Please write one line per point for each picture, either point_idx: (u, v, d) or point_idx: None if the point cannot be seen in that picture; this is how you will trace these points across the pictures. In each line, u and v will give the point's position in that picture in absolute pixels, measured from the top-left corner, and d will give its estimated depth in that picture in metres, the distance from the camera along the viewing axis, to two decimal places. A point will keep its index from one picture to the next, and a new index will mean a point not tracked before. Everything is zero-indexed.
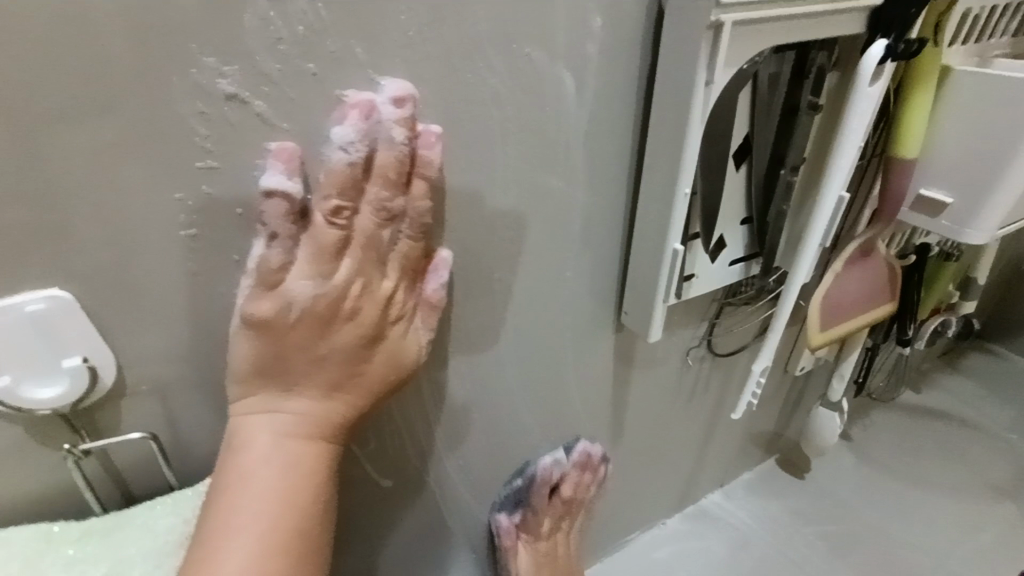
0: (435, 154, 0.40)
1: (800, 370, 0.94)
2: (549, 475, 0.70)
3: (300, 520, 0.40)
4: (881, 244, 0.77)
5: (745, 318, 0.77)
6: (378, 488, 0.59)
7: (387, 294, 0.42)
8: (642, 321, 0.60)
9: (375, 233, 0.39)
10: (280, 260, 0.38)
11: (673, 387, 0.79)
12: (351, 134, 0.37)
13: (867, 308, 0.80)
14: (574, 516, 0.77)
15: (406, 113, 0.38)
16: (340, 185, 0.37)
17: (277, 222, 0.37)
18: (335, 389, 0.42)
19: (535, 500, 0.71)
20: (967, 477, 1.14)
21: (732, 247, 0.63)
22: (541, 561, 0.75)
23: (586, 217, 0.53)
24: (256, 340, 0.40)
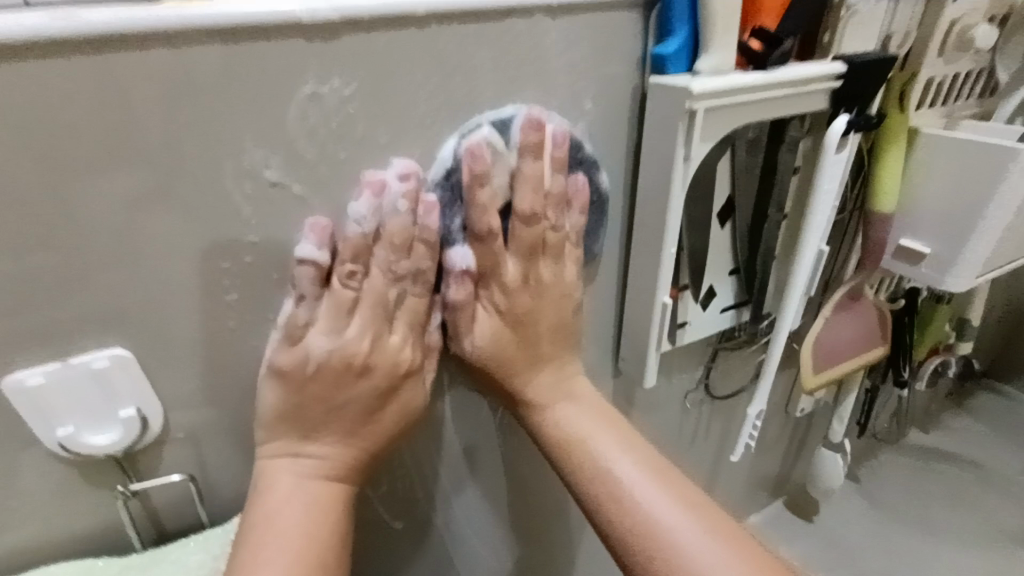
0: (433, 223, 0.44)
1: (801, 412, 0.96)
2: (480, 170, 0.44)
3: (322, 555, 0.42)
4: (869, 289, 0.80)
5: (741, 361, 0.81)
6: (389, 529, 0.62)
7: (395, 349, 0.46)
8: (638, 367, 0.63)
9: (383, 293, 0.44)
10: (305, 318, 0.43)
11: (674, 430, 0.82)
12: (364, 210, 0.42)
13: (859, 350, 0.82)
14: (560, 250, 0.49)
15: (412, 186, 0.43)
16: (353, 250, 0.42)
17: (306, 284, 0.42)
18: (349, 436, 0.46)
19: (475, 215, 0.45)
20: (980, 521, 1.13)
21: (721, 296, 0.67)
22: (517, 332, 0.51)
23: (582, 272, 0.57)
24: (280, 391, 0.44)
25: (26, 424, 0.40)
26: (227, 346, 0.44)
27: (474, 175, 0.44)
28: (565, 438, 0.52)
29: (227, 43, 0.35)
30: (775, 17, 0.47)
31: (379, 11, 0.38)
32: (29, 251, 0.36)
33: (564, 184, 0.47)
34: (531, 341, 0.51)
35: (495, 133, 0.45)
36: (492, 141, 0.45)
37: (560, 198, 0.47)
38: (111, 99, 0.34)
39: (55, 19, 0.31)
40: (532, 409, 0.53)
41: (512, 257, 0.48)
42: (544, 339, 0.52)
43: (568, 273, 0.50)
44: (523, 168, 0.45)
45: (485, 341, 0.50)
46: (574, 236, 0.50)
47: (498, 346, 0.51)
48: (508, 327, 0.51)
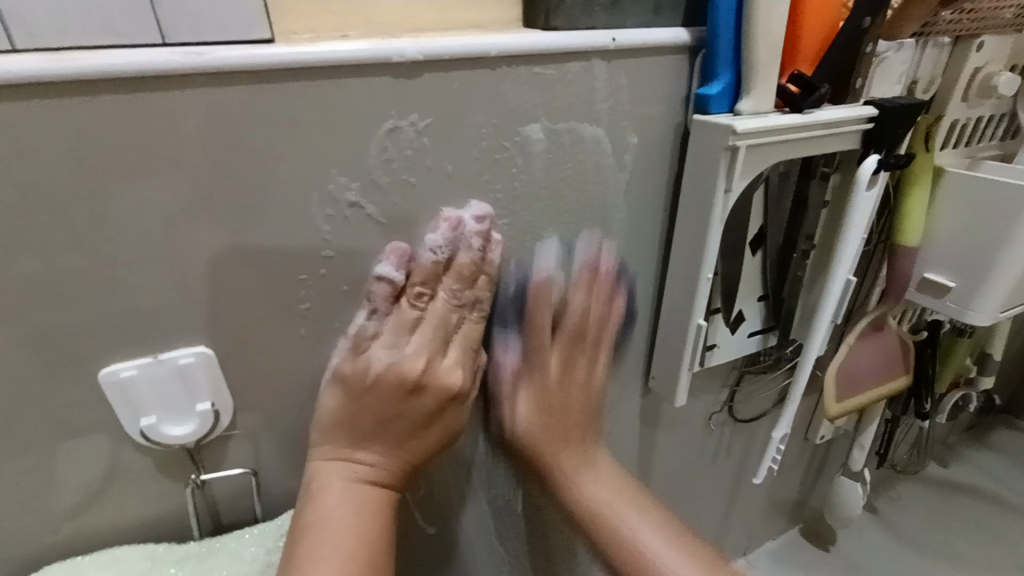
0: (498, 257, 0.49)
1: (821, 439, 0.97)
2: (545, 286, 0.52)
3: (370, 552, 0.45)
4: (892, 320, 0.82)
5: (764, 386, 0.83)
6: (418, 533, 0.64)
7: (445, 372, 0.48)
8: (668, 387, 0.66)
9: (444, 315, 0.47)
10: (374, 330, 0.47)
11: (696, 450, 0.84)
12: (440, 241, 0.47)
13: (882, 380, 0.84)
14: (598, 343, 0.54)
15: (484, 227, 0.49)
16: (423, 274, 0.47)
17: (380, 301, 0.47)
18: (395, 447, 0.49)
19: (533, 310, 0.52)
20: (1004, 558, 1.12)
21: (749, 321, 0.70)
22: (555, 420, 0.54)
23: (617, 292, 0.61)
24: (341, 399, 0.48)
25: (116, 414, 0.45)
26: (295, 348, 0.49)
27: (538, 289, 0.52)
28: (590, 510, 0.53)
29: (325, 78, 0.40)
30: (809, 64, 0.52)
31: (457, 52, 0.42)
32: (137, 256, 0.40)
33: (609, 288, 0.55)
34: (563, 427, 0.54)
35: (560, 257, 0.54)
36: (558, 263, 0.54)
37: (604, 293, 0.54)
38: (226, 126, 0.39)
39: (188, 54, 0.36)
40: (560, 479, 0.54)
41: (554, 352, 0.53)
42: (578, 411, 0.54)
43: (602, 367, 0.55)
44: (574, 297, 0.53)
45: (522, 424, 0.54)
46: (618, 318, 0.56)
47: (531, 430, 0.54)
48: (541, 406, 0.54)
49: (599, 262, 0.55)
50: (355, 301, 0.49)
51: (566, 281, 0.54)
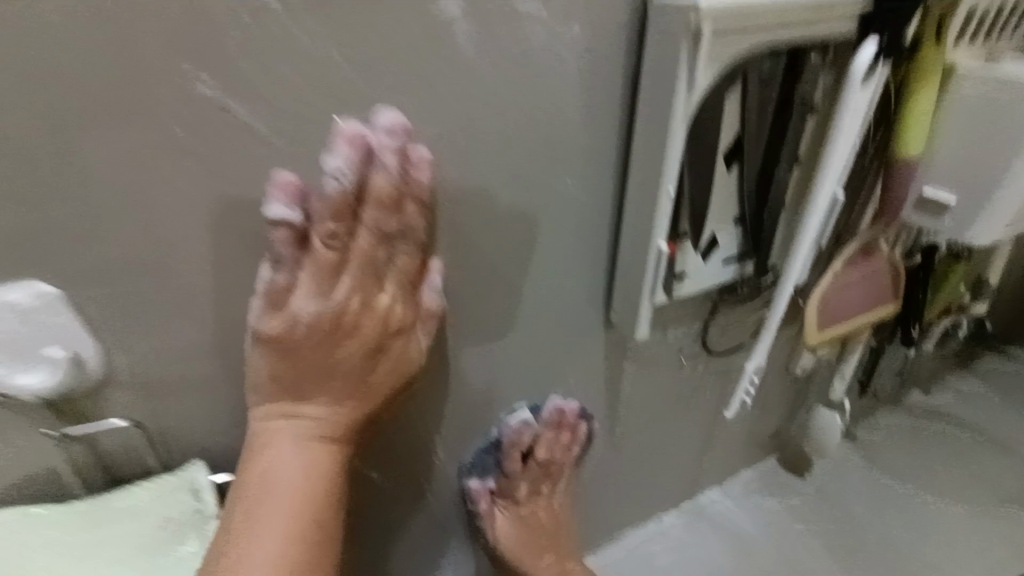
0: (424, 179, 0.44)
1: (800, 371, 0.93)
2: (518, 439, 0.69)
3: (315, 510, 0.46)
4: (884, 244, 0.75)
5: (741, 317, 0.78)
6: (362, 475, 0.61)
7: (383, 311, 0.47)
8: (629, 315, 0.62)
9: (371, 252, 0.44)
10: (286, 282, 0.43)
11: (668, 386, 0.80)
12: (343, 164, 0.40)
13: (870, 308, 0.79)
14: (557, 472, 0.76)
15: (399, 141, 0.43)
16: (335, 209, 0.41)
17: (282, 248, 0.42)
18: (342, 395, 0.48)
19: (509, 466, 0.72)
20: (976, 484, 1.13)
21: (723, 246, 0.64)
22: (524, 521, 0.77)
23: (567, 214, 0.55)
24: (268, 356, 0.45)
25: None
26: (203, 278, 0.45)
27: (513, 445, 0.69)
28: None
29: None
30: None
31: None
32: None
33: (569, 432, 0.71)
34: (533, 521, 0.77)
35: (530, 415, 0.68)
36: (527, 419, 0.67)
37: (566, 444, 0.73)
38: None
39: None
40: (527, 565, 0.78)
41: (524, 481, 0.75)
42: (544, 506, 0.78)
43: (562, 484, 0.78)
44: (544, 434, 0.70)
45: (502, 533, 0.76)
46: (570, 463, 0.76)
47: (510, 534, 0.77)
48: (518, 526, 0.77)
49: (563, 412, 0.69)
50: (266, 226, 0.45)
51: (535, 428, 0.69)
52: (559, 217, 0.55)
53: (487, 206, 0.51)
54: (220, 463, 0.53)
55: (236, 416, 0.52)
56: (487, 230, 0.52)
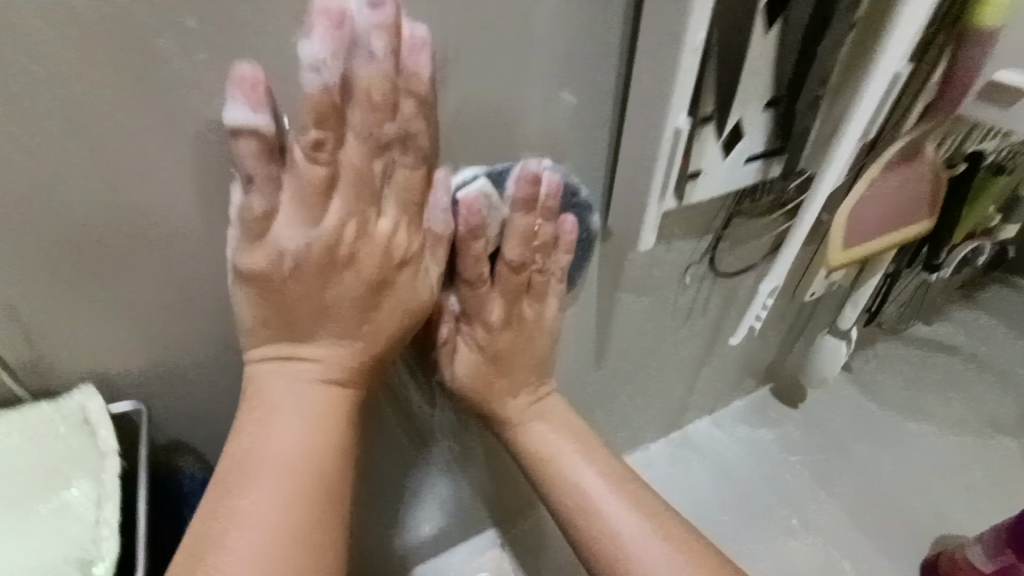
0: (425, 68, 0.36)
1: (811, 297, 0.84)
2: (474, 215, 0.44)
3: (320, 460, 0.42)
4: (931, 147, 0.64)
5: (755, 233, 0.67)
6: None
7: (387, 237, 0.40)
8: (630, 218, 0.52)
9: (365, 166, 0.37)
10: (263, 206, 0.37)
11: (666, 309, 0.71)
12: (322, 52, 0.33)
13: (902, 223, 0.69)
14: (542, 288, 0.52)
15: (387, 16, 0.33)
16: (315, 112, 0.34)
17: (254, 165, 0.35)
18: (345, 335, 0.42)
19: (466, 262, 0.47)
20: (970, 414, 1.10)
21: (748, 139, 0.52)
22: (494, 361, 0.56)
23: (560, 88, 0.45)
24: (258, 297, 0.40)
25: None
26: (75, 152, 0.34)
27: (468, 230, 0.45)
28: (535, 450, 0.59)
29: None
30: None
31: None
32: None
33: (552, 230, 0.48)
34: (507, 370, 0.57)
35: (489, 184, 0.46)
36: (486, 192, 0.45)
37: (546, 244, 0.48)
38: None
39: None
40: (507, 425, 0.60)
41: (496, 298, 0.52)
42: (522, 364, 0.57)
43: (550, 309, 0.54)
44: (513, 220, 0.46)
45: (463, 372, 0.56)
46: (558, 275, 0.52)
47: (474, 376, 0.57)
48: (484, 363, 0.56)
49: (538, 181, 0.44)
50: (177, 83, 0.35)
51: (501, 214, 0.47)
52: (552, 91, 0.45)
53: (460, 70, 0.41)
54: (132, 385, 0.46)
55: (152, 329, 0.44)
56: (461, 103, 0.42)
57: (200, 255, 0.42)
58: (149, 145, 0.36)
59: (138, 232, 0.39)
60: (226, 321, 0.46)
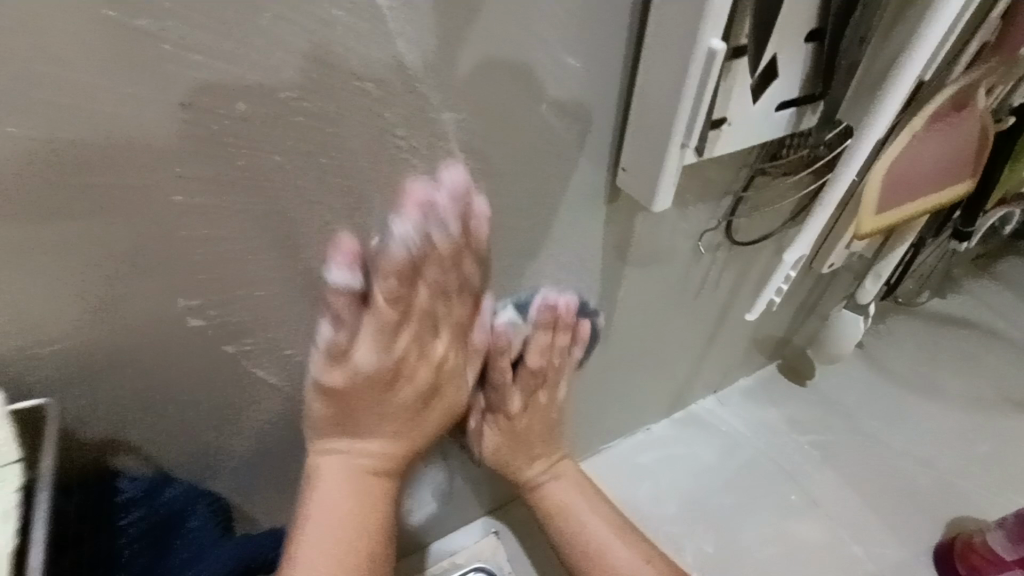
0: (483, 233, 0.41)
1: (829, 268, 0.76)
2: (498, 340, 0.51)
3: (368, 534, 0.48)
4: (983, 96, 0.56)
5: (779, 196, 0.60)
6: (262, 384, 0.46)
7: (439, 357, 0.47)
8: (644, 176, 0.45)
9: (428, 308, 0.42)
10: (345, 340, 0.41)
11: (677, 282, 0.64)
12: (411, 231, 0.38)
13: (943, 186, 0.61)
14: (555, 380, 0.57)
15: (463, 202, 0.39)
16: (397, 272, 0.39)
17: (341, 310, 0.39)
18: (398, 431, 0.49)
19: (492, 371, 0.54)
20: (985, 391, 1.05)
21: (784, 79, 0.44)
22: (514, 441, 0.61)
23: (564, 5, 0.36)
24: (328, 402, 0.45)
25: None
26: None
27: (495, 348, 0.52)
28: (548, 509, 0.65)
29: None
30: None
31: None
32: None
33: (569, 334, 0.54)
34: (525, 446, 0.62)
35: (516, 314, 0.51)
36: (513, 321, 0.51)
37: (563, 348, 0.54)
38: None
39: None
40: (524, 484, 0.65)
41: (517, 393, 0.57)
42: (538, 438, 0.62)
43: (562, 393, 0.59)
44: (535, 338, 0.52)
45: (489, 450, 0.62)
46: (572, 366, 0.57)
47: (498, 453, 0.62)
48: (507, 441, 0.61)
49: (555, 306, 0.51)
50: None
51: (525, 333, 0.52)
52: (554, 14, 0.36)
53: None
54: (30, 381, 0.37)
55: (46, 309, 0.34)
56: (443, 26, 0.34)
57: (107, 216, 0.32)
58: (8, 47, 0.26)
59: (29, 183, 0.30)
60: (148, 298, 0.37)
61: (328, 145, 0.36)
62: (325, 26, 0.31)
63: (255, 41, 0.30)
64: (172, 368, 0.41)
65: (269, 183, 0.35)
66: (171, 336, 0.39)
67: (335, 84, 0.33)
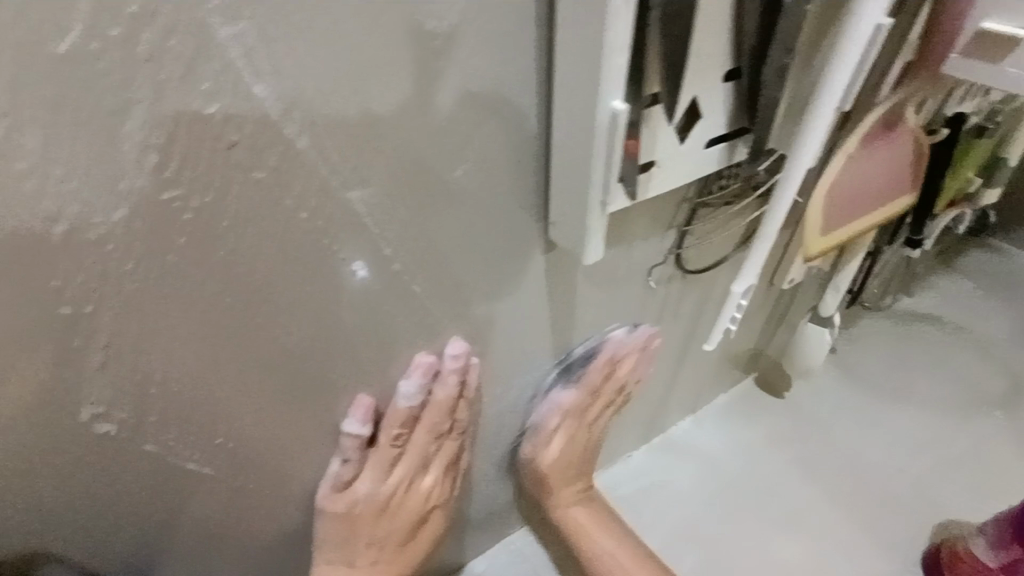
0: (473, 381, 0.53)
1: (789, 284, 0.77)
2: (618, 352, 0.63)
3: None
4: (912, 112, 0.57)
5: (726, 224, 0.59)
6: (189, 476, 0.44)
7: (428, 488, 0.57)
8: (572, 227, 0.44)
9: (421, 448, 0.53)
10: (350, 472, 0.51)
11: (633, 316, 0.63)
12: (414, 388, 0.49)
13: (885, 201, 0.62)
14: (624, 396, 0.67)
15: (461, 365, 0.50)
16: (399, 420, 0.50)
17: (349, 452, 0.50)
18: (393, 542, 0.58)
19: (587, 374, 0.63)
20: (960, 390, 1.04)
21: (708, 118, 0.44)
22: (573, 458, 0.68)
23: (457, 71, 0.36)
24: (332, 527, 0.54)
25: None
26: None
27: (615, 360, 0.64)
28: (579, 529, 0.72)
29: None
30: None
31: None
32: None
33: (645, 354, 0.66)
34: (572, 466, 0.70)
35: (626, 330, 0.64)
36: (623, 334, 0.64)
37: (639, 367, 0.67)
38: None
39: None
40: (558, 500, 0.71)
41: (561, 434, 0.66)
42: (585, 461, 0.71)
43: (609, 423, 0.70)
44: (632, 353, 0.65)
45: (552, 454, 0.66)
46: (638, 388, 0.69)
47: (555, 462, 0.67)
48: (564, 456, 0.67)
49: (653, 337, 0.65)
50: None
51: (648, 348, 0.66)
52: (448, 81, 0.36)
53: (315, 58, 0.31)
54: None
55: None
56: (330, 105, 0.33)
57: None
58: None
59: None
60: (45, 413, 0.35)
61: (227, 233, 0.34)
62: (200, 119, 0.30)
63: (126, 137, 0.29)
64: (87, 479, 0.40)
65: (166, 285, 0.35)
66: (82, 445, 0.38)
67: (221, 171, 0.32)
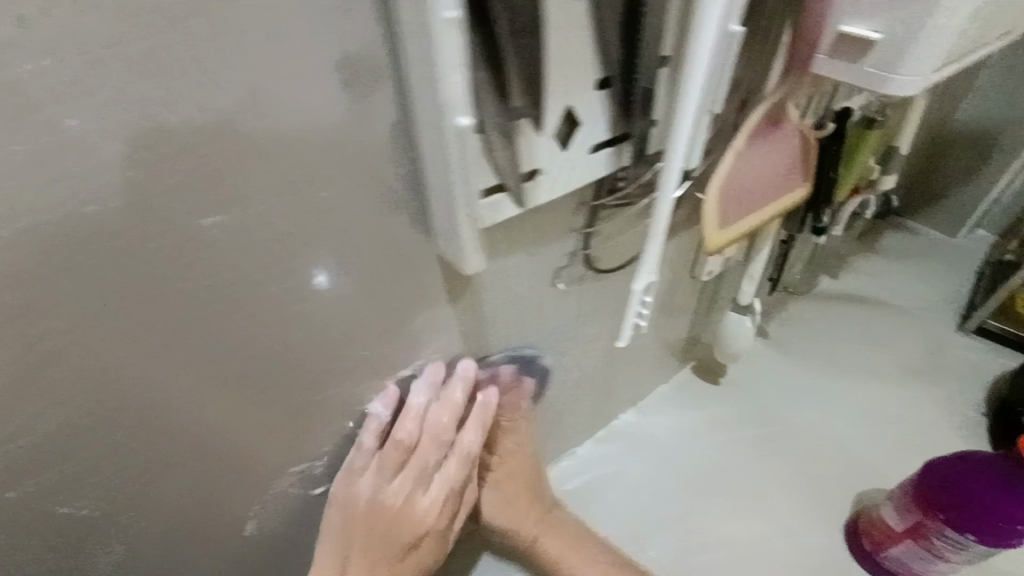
0: (488, 401, 0.62)
1: (709, 276, 0.82)
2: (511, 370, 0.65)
3: None
4: (795, 109, 0.60)
5: (630, 222, 0.61)
6: (69, 516, 0.43)
7: (428, 504, 0.60)
8: (455, 237, 0.44)
9: (428, 455, 0.58)
10: (361, 465, 0.56)
11: (548, 317, 0.64)
12: (425, 386, 0.56)
13: (780, 195, 0.65)
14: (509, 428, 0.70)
15: (472, 379, 0.59)
16: (412, 416, 0.56)
17: (369, 437, 0.55)
18: (388, 557, 0.60)
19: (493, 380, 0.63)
20: (887, 364, 1.08)
21: (588, 125, 0.45)
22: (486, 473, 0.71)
23: (301, 92, 0.35)
24: (338, 517, 0.57)
25: None
26: None
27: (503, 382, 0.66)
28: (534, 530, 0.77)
29: None
30: None
31: None
32: None
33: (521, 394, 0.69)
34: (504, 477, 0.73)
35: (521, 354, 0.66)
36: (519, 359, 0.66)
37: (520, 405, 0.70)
38: None
39: None
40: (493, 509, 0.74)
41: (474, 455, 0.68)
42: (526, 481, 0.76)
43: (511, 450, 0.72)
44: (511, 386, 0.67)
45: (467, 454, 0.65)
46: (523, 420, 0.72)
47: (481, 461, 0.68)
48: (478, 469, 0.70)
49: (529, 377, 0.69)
50: None
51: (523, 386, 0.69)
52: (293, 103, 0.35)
53: (131, 90, 0.30)
54: None
55: None
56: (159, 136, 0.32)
57: None
58: None
59: None
60: None
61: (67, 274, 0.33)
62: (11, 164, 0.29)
63: None
64: None
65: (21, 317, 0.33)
66: None
67: (56, 211, 0.31)
